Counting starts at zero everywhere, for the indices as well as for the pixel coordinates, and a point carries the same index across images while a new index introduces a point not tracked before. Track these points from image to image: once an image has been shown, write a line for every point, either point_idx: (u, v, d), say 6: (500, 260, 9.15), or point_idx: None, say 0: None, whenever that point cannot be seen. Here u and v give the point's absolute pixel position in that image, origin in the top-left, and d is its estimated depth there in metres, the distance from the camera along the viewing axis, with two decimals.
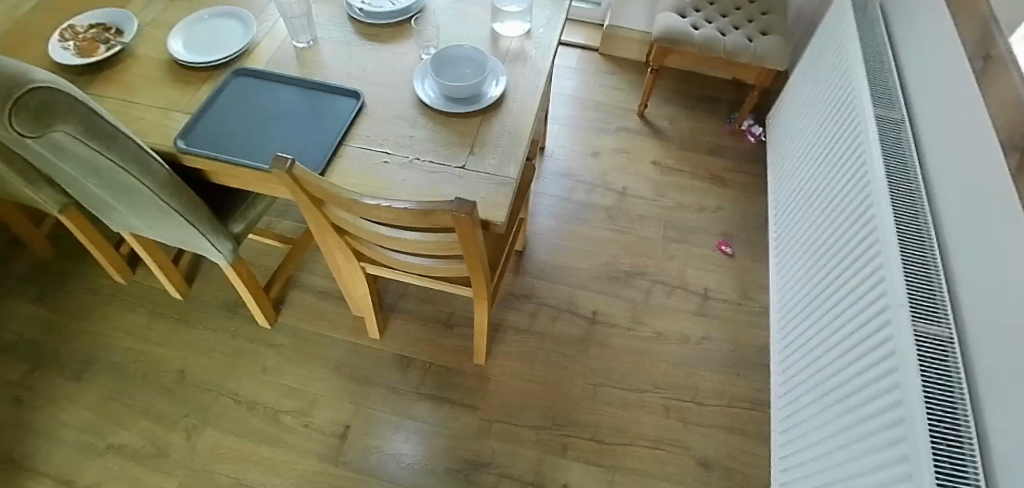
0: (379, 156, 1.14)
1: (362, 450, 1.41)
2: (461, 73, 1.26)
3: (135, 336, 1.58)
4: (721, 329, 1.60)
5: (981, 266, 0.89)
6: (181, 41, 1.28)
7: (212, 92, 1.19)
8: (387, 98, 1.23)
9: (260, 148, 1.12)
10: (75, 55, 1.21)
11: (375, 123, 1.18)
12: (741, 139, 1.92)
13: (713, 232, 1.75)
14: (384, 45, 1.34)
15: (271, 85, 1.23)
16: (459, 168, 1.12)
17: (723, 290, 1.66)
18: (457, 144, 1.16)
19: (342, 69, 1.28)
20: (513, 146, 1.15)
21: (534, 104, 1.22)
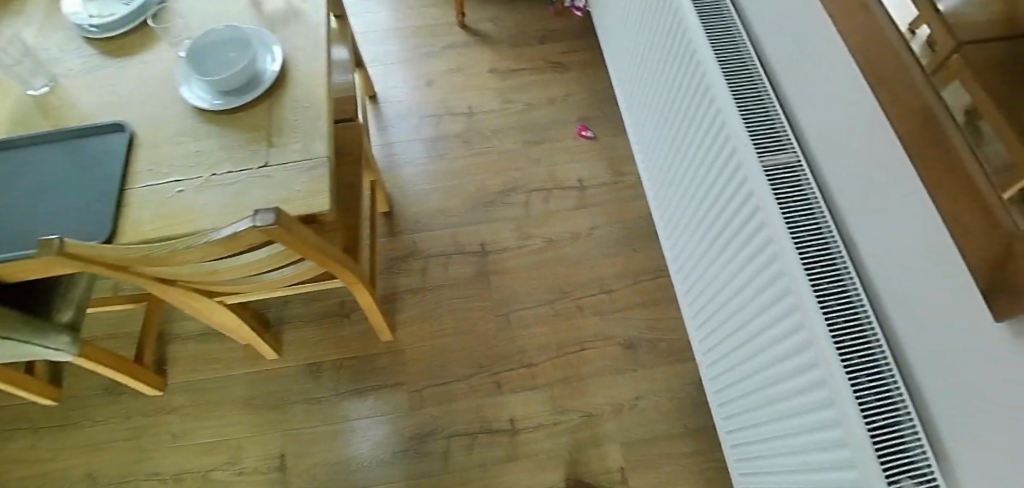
0: (170, 187, 0.98)
1: (306, 471, 1.38)
2: (227, 61, 1.10)
3: (22, 462, 1.43)
4: (606, 213, 1.59)
5: (805, 77, 0.87)
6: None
7: None
8: (155, 118, 1.05)
9: (30, 230, 0.95)
10: None
11: (154, 150, 1.02)
12: (569, 17, 1.86)
13: (569, 121, 1.71)
14: (133, 56, 1.14)
15: (17, 151, 1.02)
16: (262, 168, 0.98)
17: (596, 175, 1.64)
18: (252, 143, 1.01)
19: (94, 101, 1.08)
20: (313, 123, 1.03)
21: (320, 65, 1.09)
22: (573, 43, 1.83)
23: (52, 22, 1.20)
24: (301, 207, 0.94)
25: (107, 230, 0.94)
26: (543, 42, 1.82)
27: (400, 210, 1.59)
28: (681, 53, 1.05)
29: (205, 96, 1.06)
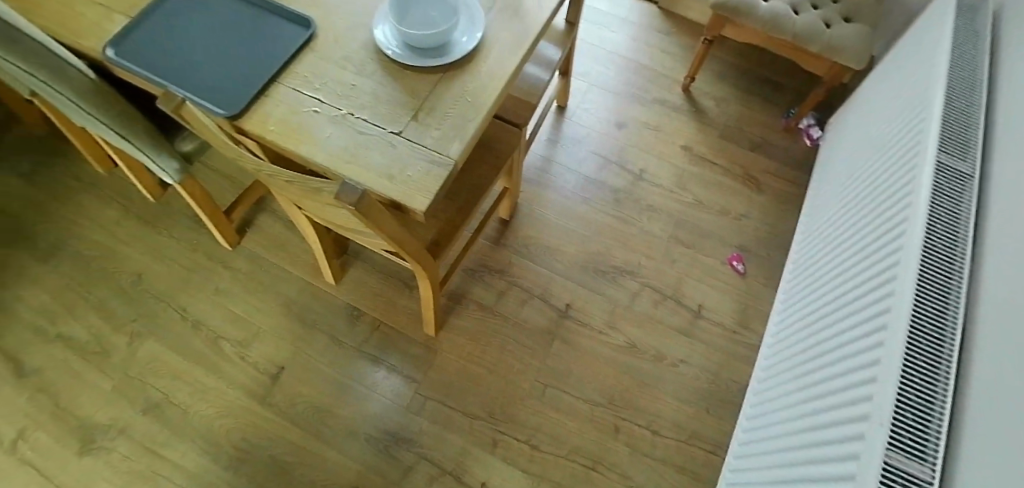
0: (310, 102, 0.94)
1: (289, 396, 1.37)
2: (426, 9, 0.99)
3: (104, 231, 1.57)
4: (704, 356, 1.41)
5: (1004, 359, 0.72)
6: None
7: (155, 4, 1.05)
8: (339, 31, 1.00)
9: (184, 72, 0.97)
10: None
11: (318, 61, 0.97)
12: (794, 139, 1.67)
13: (727, 242, 1.53)
14: None
15: (223, 0, 1.05)
16: (393, 134, 0.90)
17: (720, 311, 1.46)
18: (394, 107, 0.93)
19: None
20: (462, 121, 0.92)
21: (506, 71, 0.96)
22: (788, 169, 1.64)
23: None
24: (401, 198, 0.86)
25: (239, 109, 0.93)
26: (752, 150, 1.66)
27: (518, 224, 1.51)
28: (886, 246, 0.95)
29: (391, 43, 0.98)
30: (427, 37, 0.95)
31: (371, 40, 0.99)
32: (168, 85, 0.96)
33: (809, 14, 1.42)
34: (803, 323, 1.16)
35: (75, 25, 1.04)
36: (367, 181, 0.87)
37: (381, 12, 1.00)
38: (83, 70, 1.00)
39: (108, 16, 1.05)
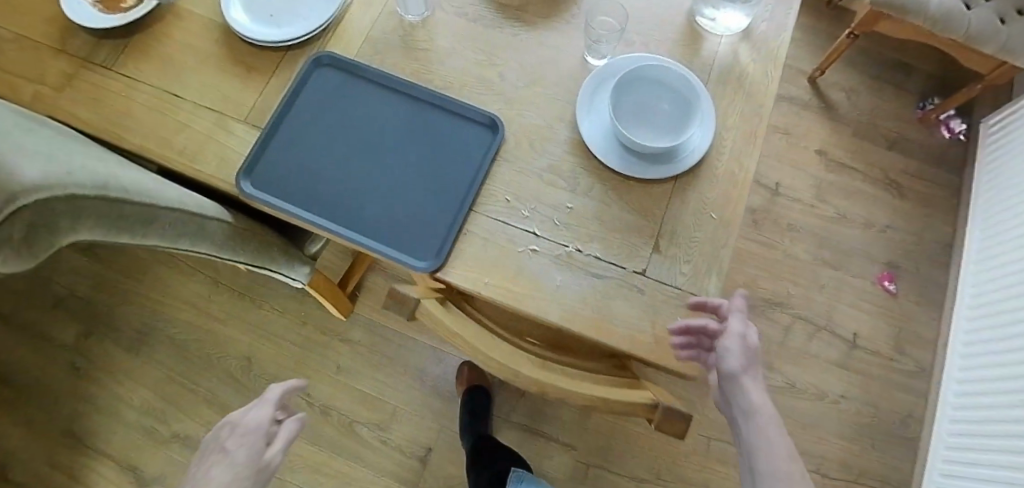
0: (522, 239, 0.74)
1: (442, 479, 1.28)
2: (652, 95, 0.78)
3: (194, 309, 1.39)
4: (864, 388, 1.36)
5: None
6: (241, 0, 0.85)
7: (284, 100, 0.80)
8: (532, 129, 0.79)
9: (349, 204, 0.76)
10: (102, 13, 0.86)
11: (518, 177, 0.77)
12: (933, 132, 1.54)
13: (876, 259, 1.44)
14: (536, 31, 0.84)
15: (366, 91, 0.81)
16: (636, 275, 0.73)
17: (877, 339, 1.39)
18: (628, 235, 0.75)
19: (464, 68, 0.82)
20: (712, 249, 0.75)
21: (749, 172, 0.78)
22: (927, 167, 1.52)
23: None
24: (666, 363, 0.70)
25: (441, 255, 0.73)
26: (890, 148, 1.52)
27: None
28: None
29: (596, 138, 0.78)
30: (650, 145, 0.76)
31: (575, 139, 0.79)
32: (336, 227, 0.75)
33: (982, 8, 1.24)
34: (1006, 327, 1.13)
35: (172, 140, 0.80)
36: (625, 342, 0.70)
37: (592, 94, 0.80)
38: (216, 208, 0.75)
39: (212, 123, 0.80)
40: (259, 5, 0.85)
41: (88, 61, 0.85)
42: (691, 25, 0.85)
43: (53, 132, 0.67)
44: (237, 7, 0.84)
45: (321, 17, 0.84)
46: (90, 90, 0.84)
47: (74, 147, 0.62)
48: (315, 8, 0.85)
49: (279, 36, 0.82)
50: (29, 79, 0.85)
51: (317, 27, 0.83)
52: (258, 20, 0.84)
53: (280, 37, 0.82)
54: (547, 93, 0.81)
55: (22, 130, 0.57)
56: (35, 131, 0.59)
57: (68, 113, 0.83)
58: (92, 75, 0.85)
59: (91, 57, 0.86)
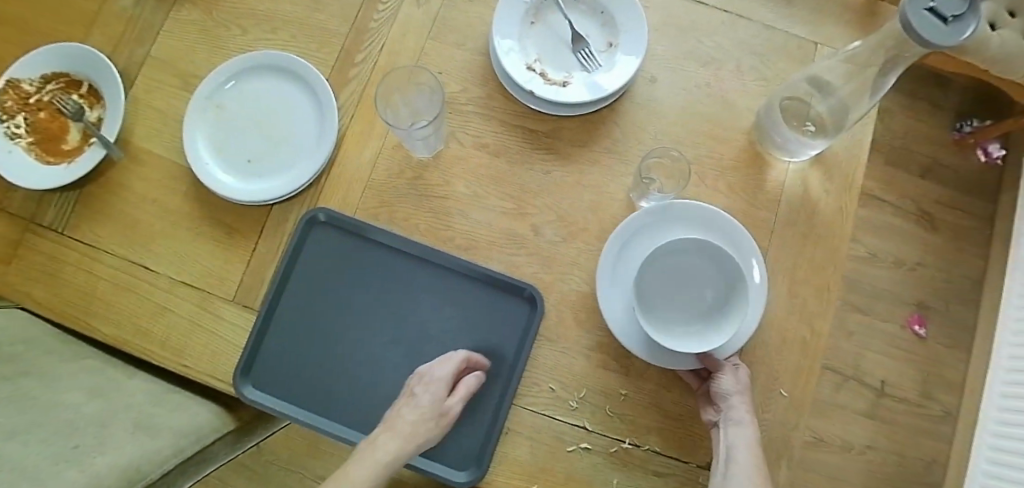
0: (570, 436, 0.65)
1: None
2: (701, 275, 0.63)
3: None
4: (892, 439, 1.18)
5: None
6: (210, 145, 0.70)
7: (279, 277, 0.67)
8: (576, 299, 0.67)
9: (369, 405, 0.66)
10: (47, 163, 0.71)
11: (562, 358, 0.67)
12: (969, 157, 1.30)
13: (905, 301, 1.23)
14: (571, 164, 0.70)
15: (377, 259, 0.68)
16: (700, 469, 0.66)
17: (903, 384, 1.20)
18: (691, 425, 0.67)
19: (489, 219, 0.69)
20: (782, 433, 0.67)
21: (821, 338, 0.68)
22: (959, 194, 1.29)
23: None
24: None
25: (483, 466, 0.64)
26: None
27: None
28: None
29: (620, 313, 0.64)
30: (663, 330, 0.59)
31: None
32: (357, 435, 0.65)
33: None
34: None
35: (152, 329, 0.68)
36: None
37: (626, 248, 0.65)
38: (209, 423, 0.68)
39: (196, 307, 0.68)
40: (231, 147, 0.70)
41: (34, 222, 0.72)
42: (753, 149, 0.72)
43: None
44: (206, 150, 0.70)
45: (309, 165, 0.69)
46: (43, 263, 0.71)
47: (33, 441, 0.51)
48: (299, 148, 0.70)
49: (260, 193, 0.68)
50: None
51: (306, 177, 0.68)
52: (233, 168, 0.69)
53: (263, 195, 0.68)
54: (588, 250, 0.68)
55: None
56: None
57: (21, 293, 0.71)
58: (44, 243, 0.71)
59: (38, 215, 0.72)
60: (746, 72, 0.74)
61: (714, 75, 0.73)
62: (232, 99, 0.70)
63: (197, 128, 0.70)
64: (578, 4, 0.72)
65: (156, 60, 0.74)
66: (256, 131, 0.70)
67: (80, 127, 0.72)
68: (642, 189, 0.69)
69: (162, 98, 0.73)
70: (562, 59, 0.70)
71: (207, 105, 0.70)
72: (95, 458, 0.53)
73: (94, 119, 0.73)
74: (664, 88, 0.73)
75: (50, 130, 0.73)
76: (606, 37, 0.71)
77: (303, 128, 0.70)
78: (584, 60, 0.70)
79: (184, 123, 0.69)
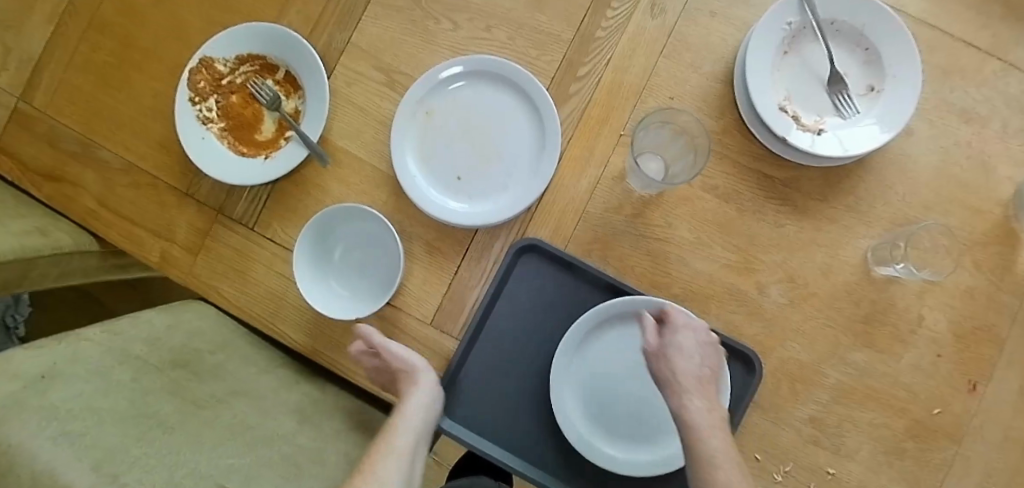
0: None
1: None
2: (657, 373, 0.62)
3: None
4: None
5: None
6: (415, 151, 0.65)
7: (482, 308, 0.63)
8: (796, 369, 0.63)
9: (564, 453, 0.63)
10: (241, 153, 0.68)
11: (770, 430, 0.63)
12: None
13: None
14: (807, 220, 0.64)
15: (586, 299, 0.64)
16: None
17: None
18: None
19: (711, 271, 0.63)
20: None
21: None
22: None
23: None
24: None
25: None
26: None
27: None
28: None
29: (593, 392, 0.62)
30: (610, 454, 0.61)
31: (847, 385, 0.63)
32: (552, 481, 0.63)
33: None
34: None
35: (344, 343, 0.66)
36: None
37: (591, 335, 0.63)
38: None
39: (390, 325, 0.65)
40: (440, 159, 0.65)
41: (223, 214, 0.69)
42: (1008, 225, 0.65)
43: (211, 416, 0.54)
44: (414, 159, 0.65)
45: (523, 191, 0.63)
46: (229, 258, 0.68)
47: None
48: (512, 168, 0.64)
49: (470, 216, 0.64)
50: (154, 234, 0.70)
51: (521, 205, 0.62)
52: (441, 183, 0.65)
53: (472, 218, 0.63)
54: (814, 317, 0.63)
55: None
56: None
57: (208, 287, 0.69)
58: (233, 237, 0.69)
59: (226, 207, 0.69)
60: (1012, 134, 0.65)
61: (978, 134, 0.65)
62: (445, 105, 0.65)
63: (405, 133, 0.64)
64: (840, 36, 0.63)
65: (359, 50, 0.68)
66: (467, 143, 0.65)
67: (276, 117, 0.68)
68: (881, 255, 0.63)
69: (363, 93, 0.68)
70: (814, 100, 0.63)
71: (417, 108, 0.64)
72: None
73: (290, 110, 0.68)
74: (919, 143, 0.65)
75: (243, 117, 0.68)
76: (868, 78, 0.63)
77: (518, 147, 0.64)
78: (841, 104, 0.62)
79: (394, 128, 0.63)
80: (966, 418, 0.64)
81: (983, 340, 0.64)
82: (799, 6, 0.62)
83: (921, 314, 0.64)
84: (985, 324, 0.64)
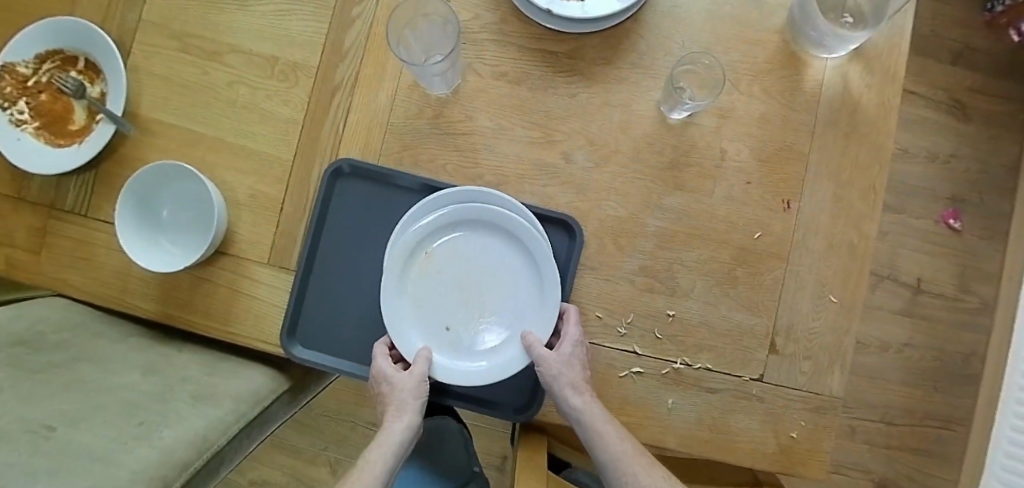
0: (622, 364, 0.65)
1: None
2: (496, 266, 0.65)
3: None
4: (929, 333, 1.19)
5: None
6: (413, 290, 0.64)
7: (309, 237, 0.65)
8: (615, 225, 0.66)
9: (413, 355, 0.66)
10: (57, 146, 0.70)
11: (606, 286, 0.65)
12: (998, 39, 1.23)
13: (939, 196, 1.20)
14: (596, 84, 0.67)
15: (402, 206, 0.66)
16: (753, 382, 0.66)
17: (938, 278, 1.19)
18: (743, 337, 0.66)
19: (518, 150, 0.66)
20: (834, 337, 0.67)
21: (867, 234, 0.67)
22: (992, 78, 1.23)
23: None
24: (787, 472, 0.65)
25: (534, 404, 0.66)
26: (954, 63, 1.23)
27: None
28: None
29: (439, 317, 0.64)
30: (453, 365, 0.63)
31: (668, 229, 0.66)
32: None
33: None
34: None
35: (192, 301, 0.67)
36: (749, 457, 0.66)
37: (426, 244, 0.64)
38: (265, 386, 0.67)
39: (229, 273, 0.67)
40: (431, 305, 0.64)
41: (55, 209, 0.71)
42: (789, 49, 0.68)
43: (44, 376, 0.55)
44: (406, 302, 0.64)
45: (508, 358, 0.62)
46: (70, 249, 0.70)
47: (100, 425, 0.50)
48: (500, 329, 0.64)
49: (447, 371, 0.62)
50: None
51: (497, 377, 0.61)
52: (428, 329, 0.64)
53: (445, 378, 0.62)
54: (623, 174, 0.66)
55: (40, 441, 0.46)
56: (53, 428, 0.48)
57: (56, 280, 0.70)
58: (69, 228, 0.70)
59: (58, 201, 0.71)
60: None
61: None
62: (449, 249, 0.64)
63: (398, 279, 0.63)
64: None
65: (151, 24, 0.70)
66: (456, 289, 0.64)
67: (85, 105, 0.70)
68: (670, 97, 0.66)
69: (163, 64, 0.70)
70: None
71: (416, 250, 0.64)
72: (162, 429, 0.53)
73: (97, 95, 0.70)
74: None
75: (55, 112, 0.71)
76: None
77: (510, 300, 0.64)
78: None
79: (385, 274, 0.61)
80: (788, 235, 0.67)
81: (788, 161, 0.67)
82: None
83: (723, 147, 0.67)
84: (786, 145, 0.67)
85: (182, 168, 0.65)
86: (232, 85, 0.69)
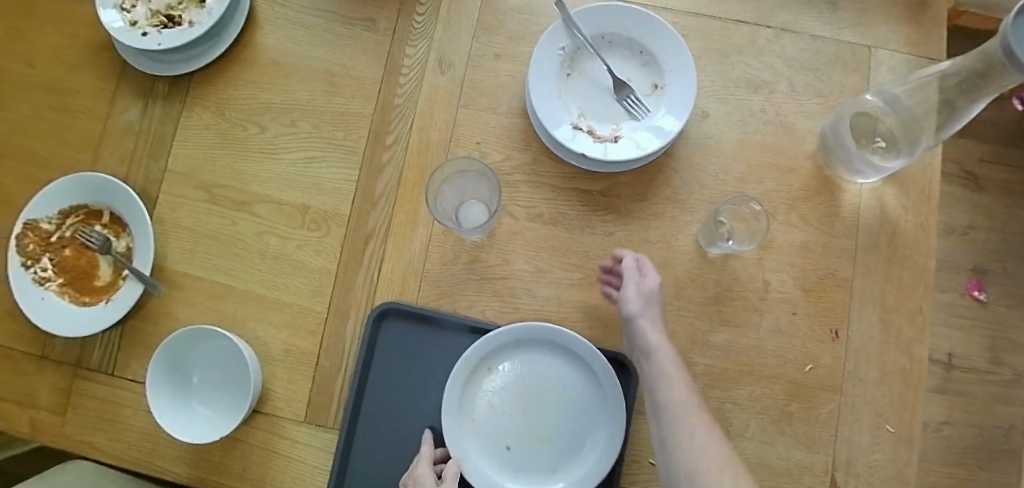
0: None
1: None
2: (559, 392, 0.61)
3: None
4: (966, 408, 1.16)
5: None
6: (477, 405, 0.61)
7: (354, 385, 0.63)
8: None
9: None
10: (81, 304, 0.68)
11: None
12: (1003, 109, 1.25)
13: (960, 268, 1.20)
14: (634, 221, 0.66)
15: (451, 345, 0.64)
16: None
17: (968, 351, 1.18)
18: (803, 476, 0.63)
19: (559, 292, 0.65)
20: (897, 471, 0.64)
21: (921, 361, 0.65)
22: (1002, 147, 1.24)
23: (498, 40, 0.69)
24: None
25: None
26: (963, 136, 1.24)
27: None
28: None
29: (503, 436, 0.60)
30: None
31: (716, 367, 0.64)
32: None
33: None
34: None
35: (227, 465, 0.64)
36: None
37: (488, 363, 0.61)
38: None
39: (266, 432, 0.64)
40: (494, 424, 0.61)
41: (81, 368, 0.69)
42: (823, 174, 0.68)
43: None
44: (468, 422, 0.60)
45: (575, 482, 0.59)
46: (96, 409, 0.67)
47: None
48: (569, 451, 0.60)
49: None
50: (20, 403, 0.68)
51: None
52: (490, 449, 0.60)
53: None
54: (666, 312, 0.64)
55: None
56: None
57: (82, 443, 0.67)
58: (96, 387, 0.68)
59: (84, 359, 0.69)
60: (801, 91, 0.69)
61: (769, 99, 0.69)
62: (512, 366, 0.62)
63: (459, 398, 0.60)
64: (613, 47, 0.66)
65: (176, 174, 0.70)
66: (518, 409, 0.61)
67: (111, 261, 0.68)
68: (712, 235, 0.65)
69: (190, 214, 0.69)
70: (606, 110, 0.65)
71: (478, 368, 0.61)
72: None
73: (123, 249, 0.69)
74: (717, 123, 0.68)
75: (80, 268, 0.69)
76: (649, 77, 0.66)
77: (577, 420, 0.60)
78: (632, 107, 0.65)
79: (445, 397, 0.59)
80: (839, 366, 0.65)
81: (831, 288, 0.66)
82: (566, 31, 0.65)
83: (765, 278, 0.66)
84: (829, 272, 0.66)
85: (214, 330, 0.63)
86: (262, 237, 0.67)
